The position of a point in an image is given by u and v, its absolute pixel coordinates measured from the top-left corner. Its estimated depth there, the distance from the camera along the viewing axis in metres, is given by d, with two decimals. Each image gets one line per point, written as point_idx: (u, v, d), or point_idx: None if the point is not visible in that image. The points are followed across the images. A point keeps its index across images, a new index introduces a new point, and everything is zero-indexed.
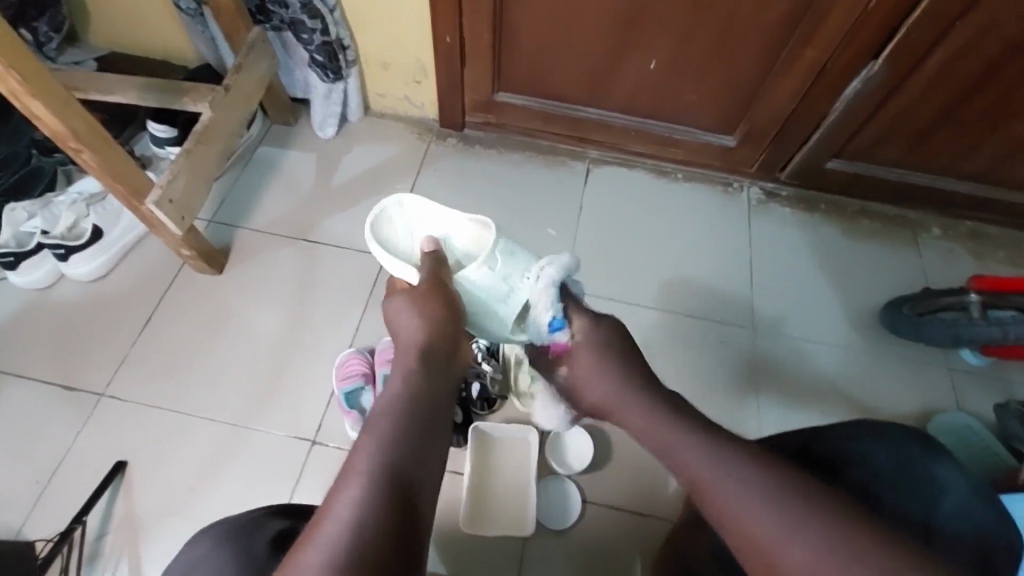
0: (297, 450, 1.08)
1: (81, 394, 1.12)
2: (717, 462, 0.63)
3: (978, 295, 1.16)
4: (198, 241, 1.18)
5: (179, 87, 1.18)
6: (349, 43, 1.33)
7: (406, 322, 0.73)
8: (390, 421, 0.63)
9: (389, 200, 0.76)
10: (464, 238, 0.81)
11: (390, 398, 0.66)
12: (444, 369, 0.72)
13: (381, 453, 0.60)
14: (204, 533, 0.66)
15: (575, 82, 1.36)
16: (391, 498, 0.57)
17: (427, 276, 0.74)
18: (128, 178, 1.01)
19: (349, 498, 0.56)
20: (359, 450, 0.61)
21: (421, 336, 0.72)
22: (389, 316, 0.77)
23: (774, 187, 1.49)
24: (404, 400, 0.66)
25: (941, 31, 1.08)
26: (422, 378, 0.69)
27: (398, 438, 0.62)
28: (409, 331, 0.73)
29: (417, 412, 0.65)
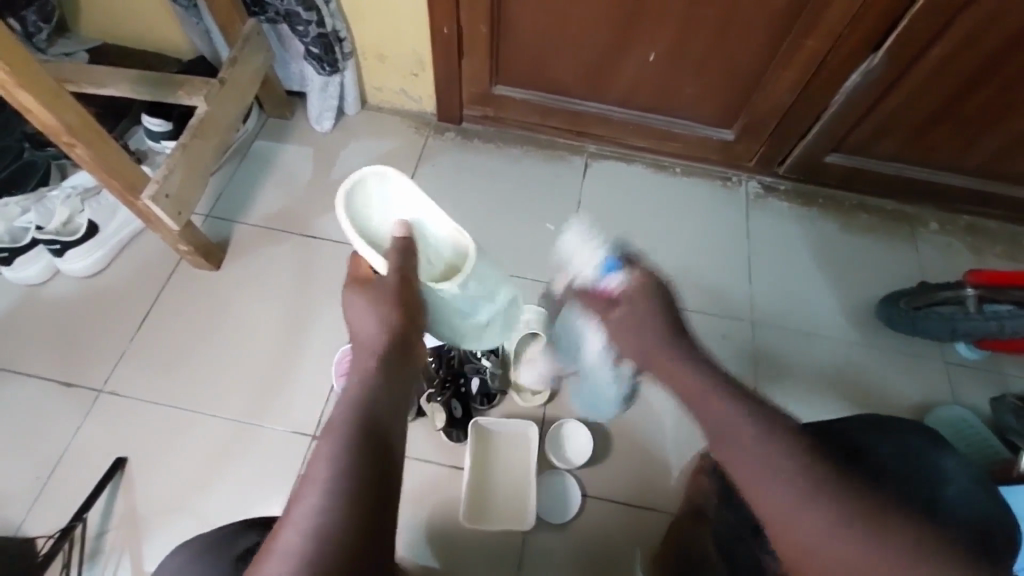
0: (298, 446, 1.08)
1: (79, 390, 1.12)
2: (753, 444, 0.61)
3: (974, 290, 1.16)
4: (195, 236, 1.18)
5: (174, 81, 1.16)
6: (346, 35, 1.32)
7: (365, 314, 0.71)
8: (349, 413, 0.61)
9: (371, 171, 0.78)
10: (442, 230, 0.82)
11: (350, 393, 0.65)
12: (405, 358, 0.71)
13: (343, 446, 0.58)
14: (183, 545, 0.66)
15: (574, 75, 1.35)
16: (356, 489, 0.55)
17: (394, 270, 0.73)
18: (123, 173, 1.00)
19: (307, 505, 0.53)
20: (319, 450, 0.58)
21: (375, 331, 0.70)
22: (346, 311, 0.75)
23: (772, 181, 1.49)
24: (359, 394, 0.64)
25: (942, 23, 1.08)
26: (378, 373, 0.67)
27: (359, 428, 0.60)
28: (370, 325, 0.71)
29: (372, 406, 0.63)
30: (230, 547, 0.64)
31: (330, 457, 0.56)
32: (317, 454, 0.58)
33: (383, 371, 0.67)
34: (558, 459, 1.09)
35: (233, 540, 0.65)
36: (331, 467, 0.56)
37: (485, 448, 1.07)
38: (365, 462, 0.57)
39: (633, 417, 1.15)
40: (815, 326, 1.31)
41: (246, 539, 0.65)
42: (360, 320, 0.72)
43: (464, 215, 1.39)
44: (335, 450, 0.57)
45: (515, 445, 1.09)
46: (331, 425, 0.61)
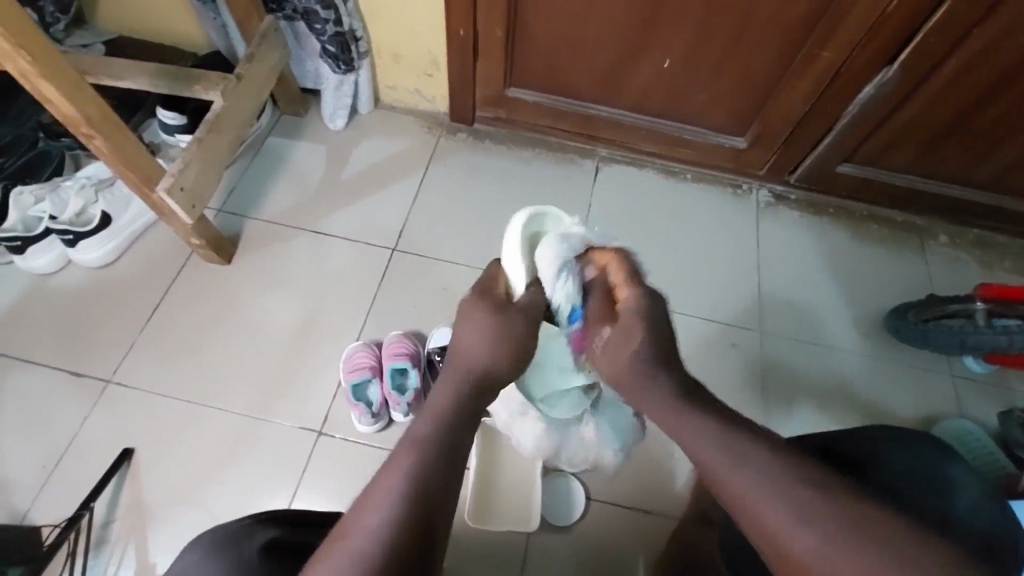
0: (304, 442, 1.09)
1: (87, 380, 1.12)
2: (728, 460, 0.57)
3: (984, 304, 1.16)
4: (208, 230, 1.18)
5: (191, 75, 1.17)
6: (362, 34, 1.32)
7: (481, 342, 0.68)
8: (432, 435, 0.61)
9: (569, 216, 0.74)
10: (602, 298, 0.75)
11: (435, 412, 0.64)
12: (492, 395, 0.69)
13: (416, 463, 0.57)
14: (198, 541, 0.62)
15: (588, 79, 1.36)
16: (426, 517, 0.54)
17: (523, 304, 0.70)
18: (139, 165, 1.00)
19: (376, 514, 0.53)
20: (397, 461, 0.58)
21: (481, 356, 0.68)
22: (458, 317, 0.73)
23: (783, 190, 1.49)
24: (447, 408, 0.63)
25: (958, 37, 1.08)
26: (467, 393, 0.66)
27: (439, 453, 0.59)
28: (480, 353, 0.68)
29: (455, 425, 0.62)
30: (246, 543, 0.61)
31: (407, 475, 0.56)
32: (392, 465, 0.57)
33: (470, 399, 0.66)
34: None
35: (247, 536, 0.62)
36: (406, 487, 0.55)
37: (491, 448, 1.07)
38: (439, 491, 0.56)
39: None
40: (823, 335, 1.31)
41: (259, 536, 0.62)
42: (468, 341, 0.69)
43: (474, 215, 1.39)
44: (412, 469, 0.56)
45: None
46: (413, 438, 0.60)
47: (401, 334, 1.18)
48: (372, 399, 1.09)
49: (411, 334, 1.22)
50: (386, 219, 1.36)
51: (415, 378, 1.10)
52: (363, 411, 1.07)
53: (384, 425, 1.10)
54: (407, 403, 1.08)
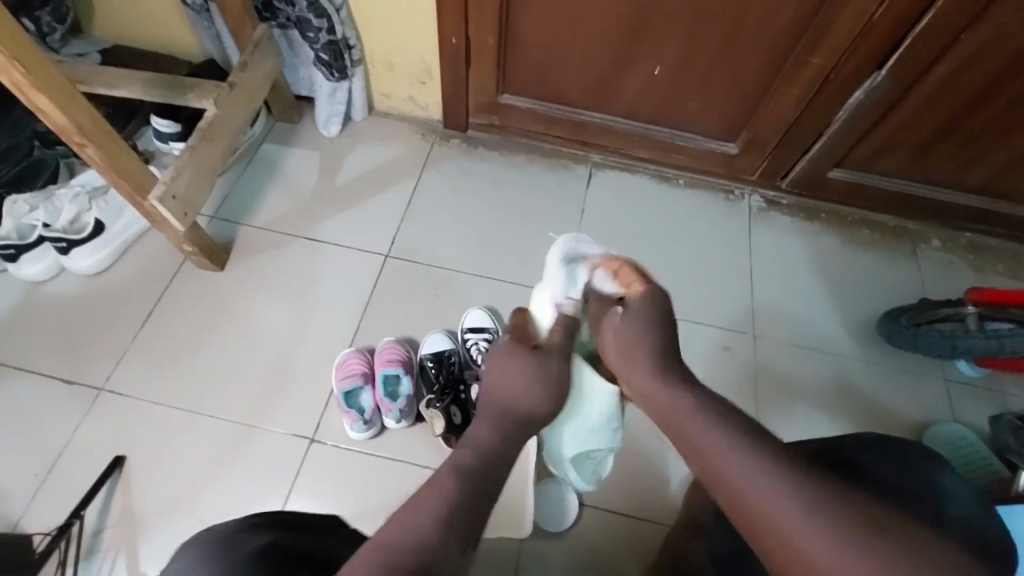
0: (296, 448, 1.09)
1: (80, 388, 1.12)
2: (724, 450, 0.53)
3: (975, 307, 1.17)
4: (200, 237, 1.18)
5: (185, 83, 1.17)
6: (355, 43, 1.34)
7: (523, 386, 0.65)
8: (477, 469, 0.56)
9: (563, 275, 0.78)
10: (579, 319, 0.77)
11: (479, 448, 0.59)
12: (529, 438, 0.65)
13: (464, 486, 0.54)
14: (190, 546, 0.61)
15: (580, 87, 1.37)
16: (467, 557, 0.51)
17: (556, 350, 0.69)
18: (131, 173, 1.01)
19: (420, 533, 0.49)
20: (441, 489, 0.53)
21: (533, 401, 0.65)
22: (500, 366, 0.67)
23: (775, 196, 1.50)
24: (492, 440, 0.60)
25: (945, 44, 1.09)
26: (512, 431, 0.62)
27: (485, 490, 0.55)
28: (527, 399, 0.65)
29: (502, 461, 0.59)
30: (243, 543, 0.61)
31: (454, 511, 0.51)
32: (433, 490, 0.53)
33: (511, 441, 0.61)
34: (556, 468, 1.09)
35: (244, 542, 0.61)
36: (448, 512, 0.51)
37: None
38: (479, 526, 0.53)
39: (632, 427, 1.15)
40: (816, 339, 1.31)
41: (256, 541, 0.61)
42: (507, 383, 0.65)
43: (468, 221, 1.40)
44: (461, 502, 0.52)
45: None
46: (458, 467, 0.56)
47: (394, 340, 1.18)
48: (365, 406, 1.09)
49: (404, 340, 1.22)
50: (380, 225, 1.37)
51: (407, 385, 1.11)
52: (355, 418, 1.07)
53: (377, 431, 1.10)
54: (399, 409, 1.07)
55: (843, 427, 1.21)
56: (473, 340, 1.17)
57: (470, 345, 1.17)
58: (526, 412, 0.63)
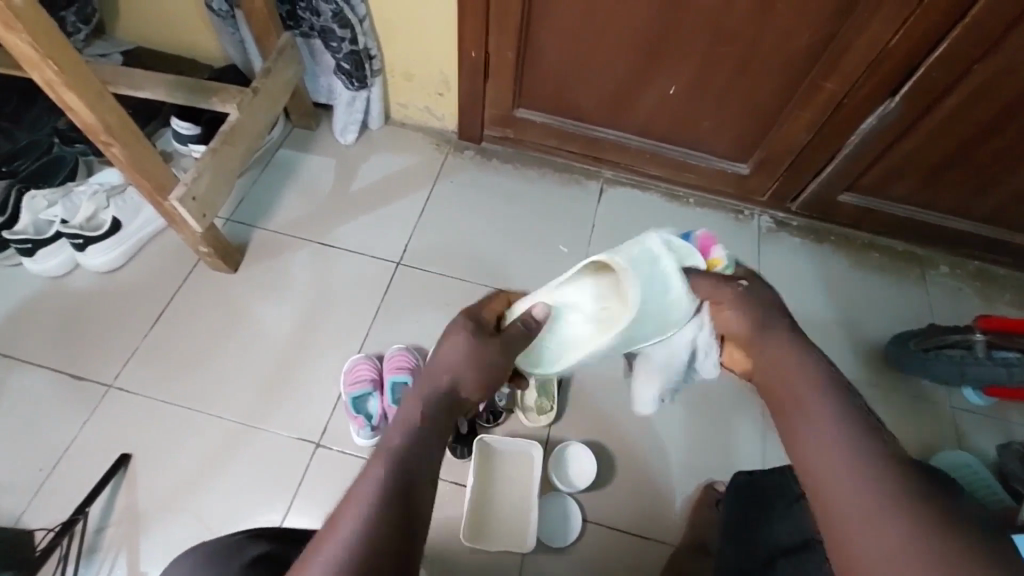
0: (301, 453, 1.08)
1: (88, 384, 1.13)
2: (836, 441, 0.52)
3: (984, 334, 1.16)
4: (216, 238, 1.20)
5: (209, 87, 1.19)
6: (377, 53, 1.36)
7: (459, 361, 0.65)
8: (393, 449, 0.57)
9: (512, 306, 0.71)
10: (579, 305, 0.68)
11: (405, 427, 0.60)
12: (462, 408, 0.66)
13: (390, 468, 0.55)
14: (191, 553, 0.63)
15: (595, 103, 1.39)
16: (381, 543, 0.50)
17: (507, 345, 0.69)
18: (153, 173, 1.02)
19: (348, 530, 0.51)
20: (365, 475, 0.55)
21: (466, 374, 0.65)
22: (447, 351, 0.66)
23: (784, 217, 1.51)
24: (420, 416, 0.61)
25: (959, 74, 1.11)
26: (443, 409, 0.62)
27: (401, 470, 0.55)
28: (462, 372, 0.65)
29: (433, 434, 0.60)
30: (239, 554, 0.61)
31: (368, 498, 0.53)
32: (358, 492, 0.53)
33: (439, 424, 0.61)
34: (561, 482, 1.08)
35: (237, 549, 0.62)
36: (369, 501, 0.52)
37: (487, 464, 1.07)
38: (408, 497, 0.54)
39: (639, 443, 1.15)
40: None
41: (252, 549, 0.62)
42: (448, 355, 0.66)
43: (479, 232, 1.41)
44: (374, 486, 0.53)
45: (518, 464, 1.08)
46: (384, 450, 0.57)
47: (403, 347, 1.18)
48: (372, 413, 1.09)
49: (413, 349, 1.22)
50: (392, 233, 1.38)
51: None
52: (362, 424, 1.07)
53: None
54: None
55: None
56: None
57: None
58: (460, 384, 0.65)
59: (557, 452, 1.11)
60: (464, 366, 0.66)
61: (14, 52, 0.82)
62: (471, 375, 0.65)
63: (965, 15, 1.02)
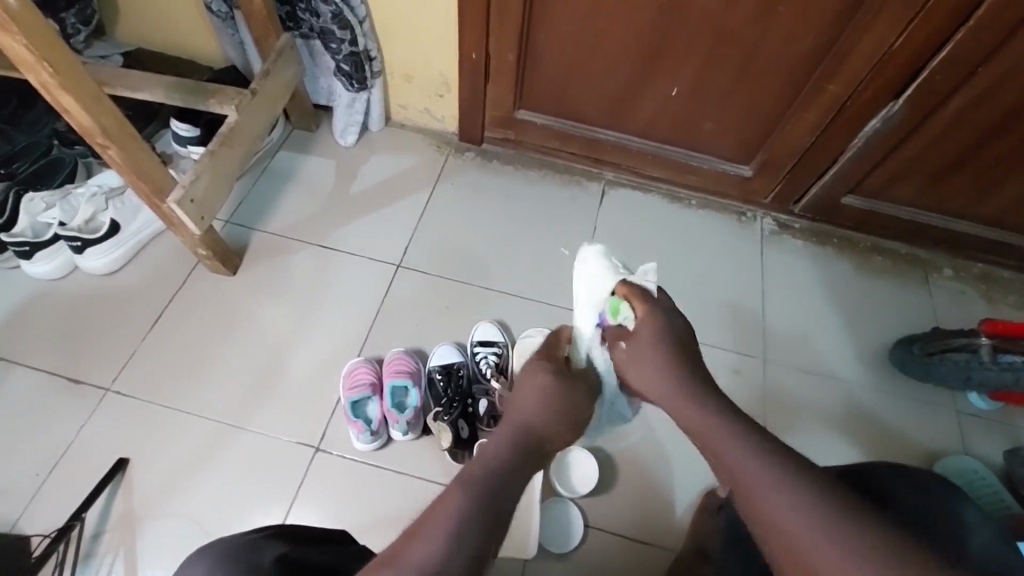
0: (300, 457, 1.07)
1: (87, 387, 1.12)
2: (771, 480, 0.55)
3: (989, 339, 1.16)
4: (214, 241, 1.19)
5: (207, 89, 1.18)
6: (376, 54, 1.36)
7: (535, 401, 0.71)
8: (479, 474, 0.58)
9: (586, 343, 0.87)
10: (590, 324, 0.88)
11: (488, 458, 0.61)
12: (542, 459, 0.66)
13: (474, 495, 0.54)
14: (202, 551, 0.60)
15: (596, 105, 1.38)
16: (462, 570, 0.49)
17: (574, 395, 0.74)
18: (151, 176, 1.01)
19: (427, 547, 0.49)
20: (445, 497, 0.54)
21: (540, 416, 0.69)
22: (522, 396, 0.72)
23: (787, 219, 1.50)
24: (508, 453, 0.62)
25: (962, 76, 1.10)
26: (524, 447, 0.64)
27: (485, 497, 0.55)
28: (538, 413, 0.69)
29: (512, 471, 0.60)
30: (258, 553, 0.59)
31: (451, 521, 0.51)
32: (437, 511, 0.52)
33: (523, 456, 0.63)
34: (562, 487, 1.07)
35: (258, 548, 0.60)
36: (450, 525, 0.51)
37: None
38: (488, 518, 0.53)
39: (640, 448, 1.14)
40: (827, 366, 1.30)
41: (270, 550, 0.60)
42: (526, 399, 0.72)
43: (479, 234, 1.40)
44: (458, 509, 0.52)
45: None
46: (465, 477, 0.57)
47: (403, 351, 1.17)
48: (371, 417, 1.07)
49: (413, 352, 1.21)
50: (392, 235, 1.37)
51: (414, 397, 1.09)
52: (361, 428, 1.05)
53: (383, 443, 1.08)
54: (406, 421, 1.05)
55: (855, 456, 1.19)
56: (483, 353, 1.16)
57: (478, 358, 1.16)
58: (535, 426, 0.67)
59: (558, 458, 1.09)
60: (543, 407, 0.70)
61: (9, 54, 0.82)
62: (545, 416, 0.69)
63: (971, 17, 1.01)
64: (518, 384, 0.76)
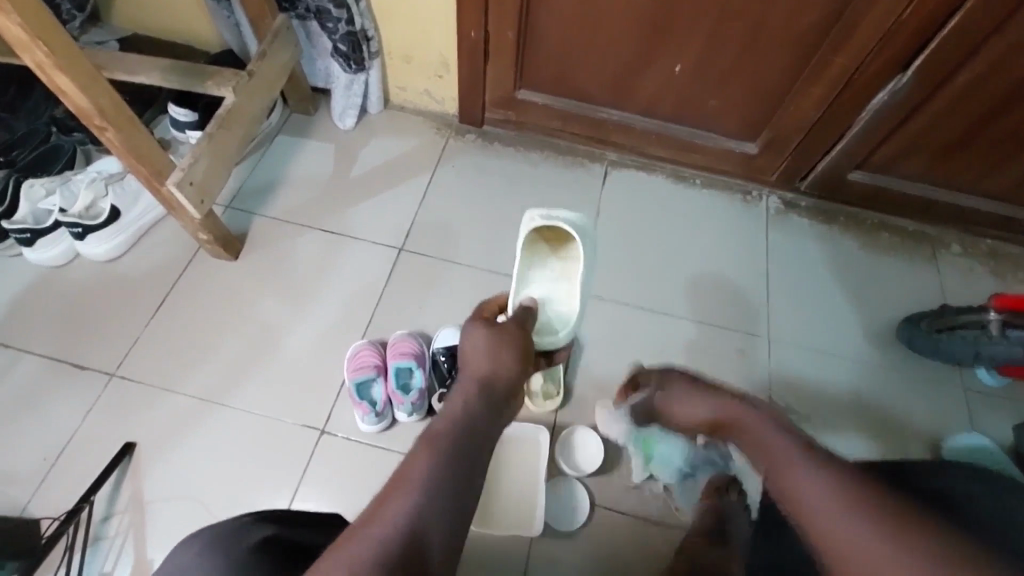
0: (306, 440, 1.08)
1: (92, 373, 1.12)
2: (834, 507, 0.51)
3: (998, 314, 1.12)
4: (215, 226, 1.18)
5: (204, 71, 1.17)
6: (374, 34, 1.34)
7: (486, 352, 0.66)
8: (445, 432, 0.58)
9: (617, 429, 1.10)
10: (562, 304, 0.83)
11: (451, 415, 0.60)
12: (505, 405, 0.65)
13: (443, 455, 0.55)
14: (192, 537, 0.62)
15: (598, 83, 1.36)
16: (440, 527, 0.51)
17: (517, 334, 0.69)
18: (150, 159, 1.00)
19: (400, 508, 0.51)
20: (413, 462, 0.55)
21: (492, 367, 0.65)
22: (469, 342, 0.68)
23: (793, 197, 1.48)
24: (469, 409, 0.61)
25: (970, 48, 1.07)
26: (482, 400, 0.62)
27: (454, 455, 0.56)
28: (494, 362, 0.65)
29: (477, 425, 0.60)
30: (245, 537, 0.61)
31: (423, 479, 0.53)
32: (407, 473, 0.54)
33: (486, 410, 0.62)
34: (568, 466, 1.07)
35: (245, 533, 0.62)
36: (423, 485, 0.53)
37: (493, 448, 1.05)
38: (459, 475, 0.55)
39: None
40: (833, 344, 1.29)
41: (258, 532, 0.62)
42: (475, 349, 0.67)
43: (482, 217, 1.39)
44: (429, 473, 0.53)
45: (524, 449, 1.07)
46: (430, 437, 0.58)
47: (406, 333, 1.16)
48: (376, 398, 1.07)
49: (416, 334, 1.21)
50: (393, 218, 1.36)
51: (419, 378, 1.09)
52: (366, 410, 1.05)
53: (388, 424, 1.08)
54: (411, 403, 1.05)
55: (860, 433, 1.19)
56: None
57: None
58: (490, 377, 0.64)
59: (563, 436, 1.10)
60: (494, 354, 0.66)
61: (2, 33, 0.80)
62: (501, 364, 0.66)
63: None
64: (464, 332, 0.70)
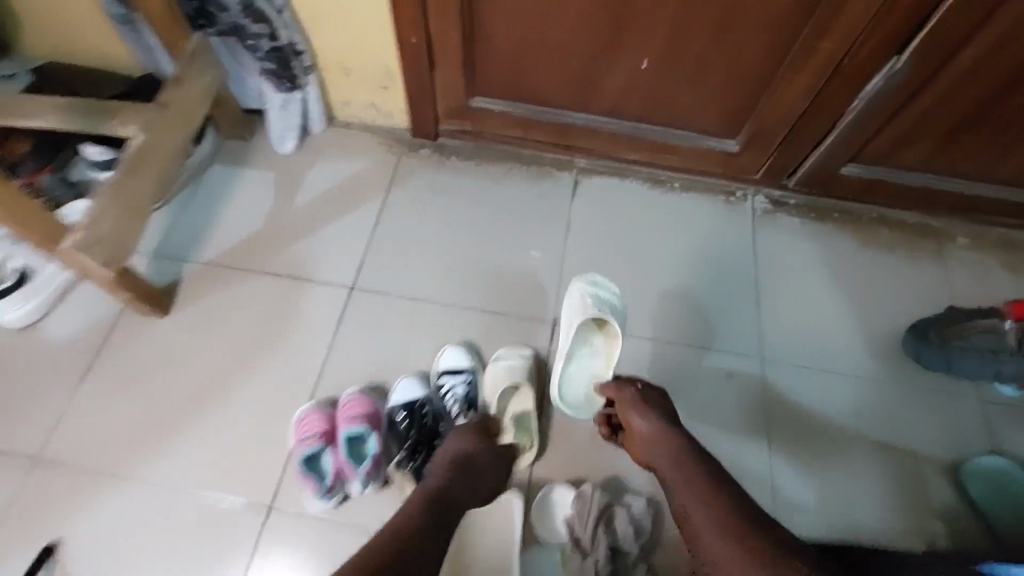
0: (253, 520, 0.97)
1: (9, 461, 1.00)
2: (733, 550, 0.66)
3: (1016, 323, 1.06)
4: (136, 284, 1.05)
5: (105, 108, 1.02)
6: (305, 48, 1.18)
7: (466, 439, 0.91)
8: (417, 506, 0.76)
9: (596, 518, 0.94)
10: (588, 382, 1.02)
11: (427, 487, 0.80)
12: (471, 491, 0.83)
13: (403, 534, 0.70)
14: None
15: (559, 84, 1.22)
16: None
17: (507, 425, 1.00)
18: (36, 223, 0.88)
19: (391, 534, 0.69)
20: (405, 515, 0.74)
21: (464, 447, 0.88)
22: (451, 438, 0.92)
23: (780, 195, 1.36)
24: (434, 494, 0.78)
25: (976, 24, 0.94)
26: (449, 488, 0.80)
27: (410, 547, 0.68)
28: (469, 444, 0.89)
29: (438, 509, 0.76)
30: None
31: (401, 533, 0.70)
32: (409, 505, 0.77)
33: (460, 481, 0.83)
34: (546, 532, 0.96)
35: None
36: (411, 514, 0.74)
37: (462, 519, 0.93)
38: (423, 549, 0.69)
39: (631, 475, 1.03)
40: (831, 358, 1.18)
41: None
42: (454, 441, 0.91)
43: (441, 245, 1.26)
44: (408, 519, 0.72)
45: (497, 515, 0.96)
46: (407, 507, 0.76)
47: (359, 390, 1.04)
48: (326, 471, 0.96)
49: (371, 387, 1.08)
50: (344, 253, 1.23)
51: (373, 444, 0.96)
52: (314, 487, 0.94)
53: (343, 498, 0.97)
54: (365, 474, 0.94)
55: (865, 461, 1.09)
56: (449, 384, 1.04)
57: (444, 390, 1.04)
58: (467, 456, 0.87)
59: (541, 499, 0.98)
60: (469, 440, 0.90)
61: None
62: (477, 445, 0.90)
63: None
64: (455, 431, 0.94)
